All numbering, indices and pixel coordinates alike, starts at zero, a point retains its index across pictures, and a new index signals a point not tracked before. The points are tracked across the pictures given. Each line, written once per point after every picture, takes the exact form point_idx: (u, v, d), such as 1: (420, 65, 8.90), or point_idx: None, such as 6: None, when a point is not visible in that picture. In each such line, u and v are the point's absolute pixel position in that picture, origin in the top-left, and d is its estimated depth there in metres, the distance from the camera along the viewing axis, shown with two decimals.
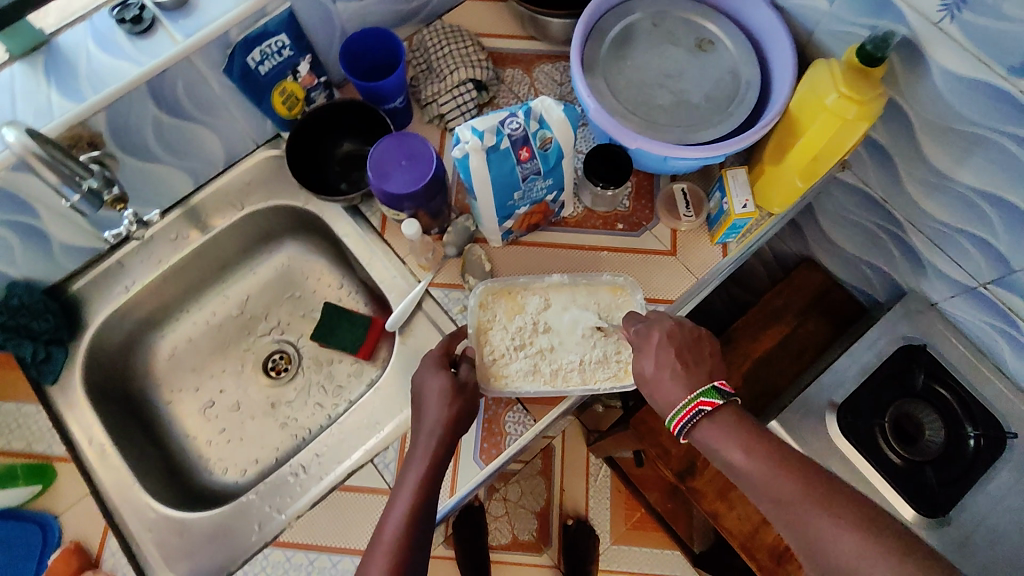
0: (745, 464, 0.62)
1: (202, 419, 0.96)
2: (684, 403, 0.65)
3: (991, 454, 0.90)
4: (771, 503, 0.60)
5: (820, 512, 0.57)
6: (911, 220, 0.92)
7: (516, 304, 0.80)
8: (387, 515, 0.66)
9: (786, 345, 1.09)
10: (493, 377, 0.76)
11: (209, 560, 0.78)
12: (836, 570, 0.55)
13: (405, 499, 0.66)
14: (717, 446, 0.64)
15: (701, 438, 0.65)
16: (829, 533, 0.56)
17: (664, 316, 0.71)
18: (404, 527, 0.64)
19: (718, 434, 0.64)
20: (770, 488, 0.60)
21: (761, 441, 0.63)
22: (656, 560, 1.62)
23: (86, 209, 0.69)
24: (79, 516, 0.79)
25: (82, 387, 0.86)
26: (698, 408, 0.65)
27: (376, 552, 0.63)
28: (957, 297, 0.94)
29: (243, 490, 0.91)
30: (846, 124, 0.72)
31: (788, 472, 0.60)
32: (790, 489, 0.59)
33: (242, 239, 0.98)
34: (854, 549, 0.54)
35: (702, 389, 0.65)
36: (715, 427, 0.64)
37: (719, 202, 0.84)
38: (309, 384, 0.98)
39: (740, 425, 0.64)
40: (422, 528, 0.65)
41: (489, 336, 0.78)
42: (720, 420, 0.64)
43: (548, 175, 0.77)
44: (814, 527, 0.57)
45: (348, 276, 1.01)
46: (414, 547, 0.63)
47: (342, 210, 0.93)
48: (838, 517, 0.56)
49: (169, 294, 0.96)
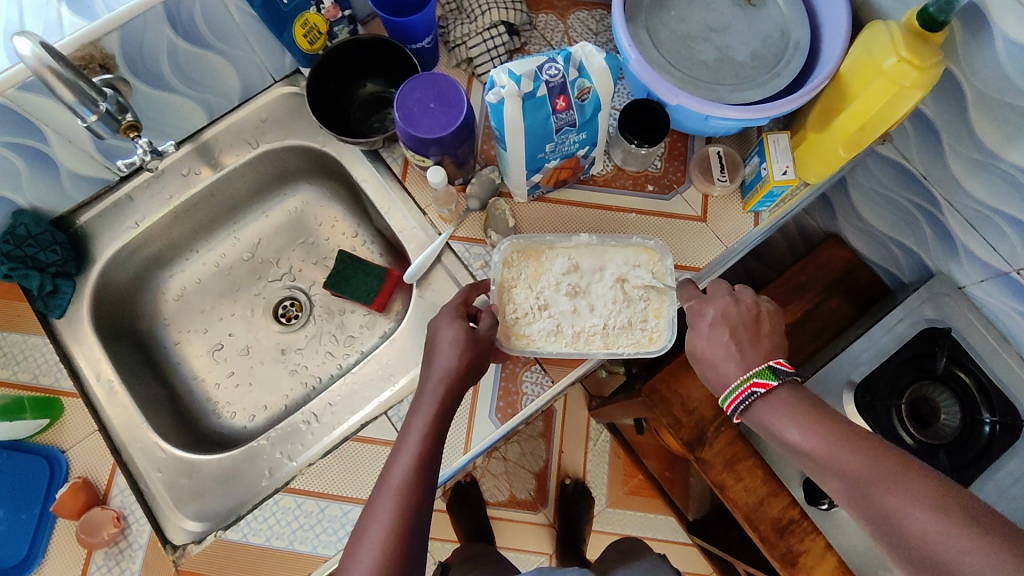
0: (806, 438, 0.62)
1: (211, 361, 0.94)
2: (739, 382, 0.66)
3: (1006, 442, 0.89)
4: (837, 480, 0.59)
5: (886, 485, 0.56)
6: (950, 199, 0.89)
7: (540, 261, 0.77)
8: (391, 463, 0.65)
9: (806, 321, 1.07)
10: (513, 335, 0.75)
11: (217, 503, 0.78)
12: (907, 545, 0.53)
13: (410, 447, 0.66)
14: (774, 423, 0.64)
15: (758, 416, 0.66)
16: (900, 505, 0.54)
17: (722, 290, 0.72)
18: (410, 475, 0.64)
19: (773, 411, 0.64)
20: (835, 463, 0.59)
21: (823, 417, 0.62)
22: (648, 524, 1.65)
23: (102, 130, 0.67)
24: (87, 451, 0.78)
25: (90, 322, 0.84)
26: (750, 389, 0.66)
27: (382, 500, 0.63)
28: (987, 282, 0.91)
29: (251, 434, 0.90)
30: (900, 92, 0.68)
31: (847, 445, 0.59)
32: (856, 463, 0.58)
33: (255, 179, 0.95)
34: (922, 522, 0.52)
35: (755, 370, 0.66)
36: (770, 405, 0.65)
37: (756, 167, 0.81)
38: (321, 332, 0.96)
39: (800, 403, 0.64)
40: (429, 475, 0.65)
41: (511, 293, 0.76)
42: (777, 400, 0.65)
43: (582, 128, 0.73)
44: (883, 497, 0.55)
45: (364, 224, 0.98)
46: (420, 494, 0.63)
47: (361, 155, 0.89)
48: (905, 488, 0.54)
49: (180, 232, 0.93)
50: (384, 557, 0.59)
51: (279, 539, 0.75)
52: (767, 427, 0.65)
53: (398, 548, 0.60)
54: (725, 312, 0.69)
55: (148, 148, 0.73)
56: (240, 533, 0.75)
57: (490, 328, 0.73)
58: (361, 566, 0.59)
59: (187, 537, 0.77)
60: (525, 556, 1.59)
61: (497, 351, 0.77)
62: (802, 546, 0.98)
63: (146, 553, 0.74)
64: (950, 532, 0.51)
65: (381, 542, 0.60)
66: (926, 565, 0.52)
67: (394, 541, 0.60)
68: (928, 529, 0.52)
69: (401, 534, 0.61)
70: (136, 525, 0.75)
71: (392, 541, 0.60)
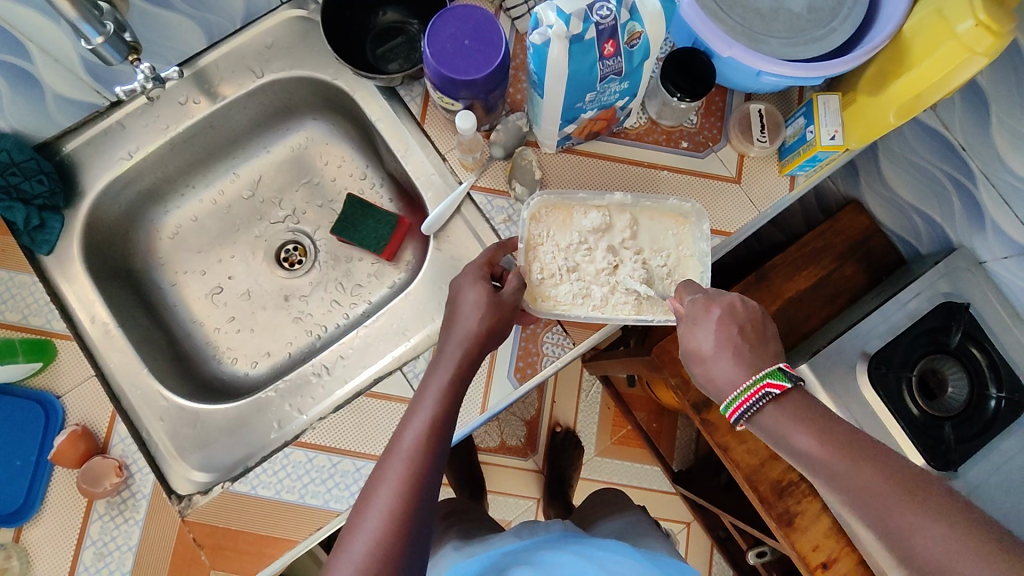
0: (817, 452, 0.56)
1: (210, 305, 0.89)
2: (748, 385, 0.60)
3: (1010, 417, 0.90)
4: (844, 495, 0.54)
5: (903, 505, 0.51)
6: (987, 173, 0.85)
7: (573, 221, 0.73)
8: (404, 427, 0.63)
9: (819, 288, 1.06)
10: (539, 297, 0.72)
11: (224, 454, 0.76)
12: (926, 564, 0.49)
13: (424, 410, 0.63)
14: (783, 431, 0.58)
15: (765, 425, 0.59)
16: (922, 530, 0.50)
17: (725, 291, 0.66)
18: (423, 439, 0.61)
19: (786, 418, 0.58)
20: (846, 478, 0.54)
21: (831, 425, 0.57)
22: (635, 474, 1.63)
23: (109, 55, 0.60)
24: (83, 398, 0.74)
25: (81, 260, 0.79)
26: (764, 390, 0.59)
27: (392, 463, 0.60)
28: (1010, 259, 0.90)
29: (254, 382, 0.86)
30: (970, 58, 0.63)
31: (863, 457, 0.54)
32: (875, 481, 0.52)
33: (257, 111, 0.87)
34: (943, 543, 0.48)
35: (767, 370, 0.60)
36: (781, 410, 0.59)
37: (801, 129, 0.77)
38: (326, 279, 0.91)
39: (808, 408, 0.58)
40: (443, 440, 0.62)
41: (538, 252, 0.72)
42: (789, 404, 0.59)
43: (627, 78, 0.67)
44: (900, 521, 0.51)
45: (373, 165, 0.91)
46: (434, 459, 0.60)
47: (376, 91, 0.82)
48: (932, 512, 0.50)
49: (175, 165, 0.86)
50: (392, 519, 0.56)
51: (290, 492, 0.73)
52: (773, 436, 0.59)
53: (407, 512, 0.57)
54: (733, 308, 0.64)
55: (149, 74, 0.66)
56: (249, 485, 0.73)
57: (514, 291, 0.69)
58: (368, 529, 0.56)
59: (193, 487, 0.75)
60: (507, 499, 1.59)
61: (521, 311, 0.74)
62: (799, 507, 0.99)
63: (151, 502, 0.72)
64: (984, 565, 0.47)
65: (390, 504, 0.57)
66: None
67: (404, 504, 0.57)
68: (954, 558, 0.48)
69: (411, 498, 0.57)
70: (139, 475, 0.72)
71: (400, 504, 0.57)
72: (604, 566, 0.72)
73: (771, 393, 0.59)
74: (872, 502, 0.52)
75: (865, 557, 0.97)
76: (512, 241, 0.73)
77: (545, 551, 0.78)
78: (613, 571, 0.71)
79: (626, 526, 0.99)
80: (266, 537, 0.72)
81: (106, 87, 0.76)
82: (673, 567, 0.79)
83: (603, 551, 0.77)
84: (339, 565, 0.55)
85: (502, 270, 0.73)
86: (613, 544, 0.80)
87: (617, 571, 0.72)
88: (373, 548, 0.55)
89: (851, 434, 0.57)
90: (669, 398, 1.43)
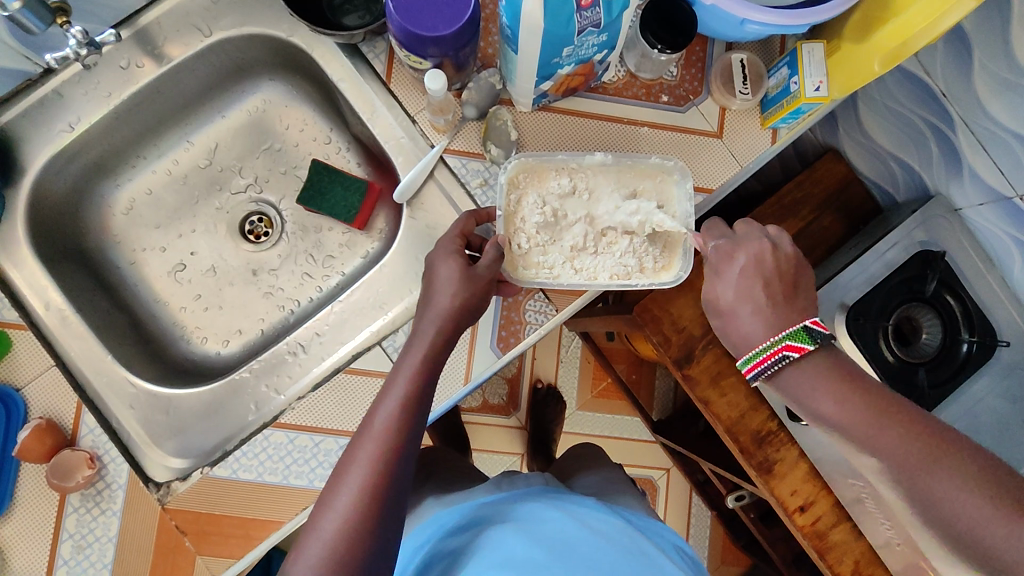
0: (838, 411, 0.60)
1: (173, 282, 0.85)
2: (767, 345, 0.63)
3: (981, 359, 0.93)
4: (870, 454, 0.58)
5: (925, 468, 0.55)
6: (966, 120, 0.84)
7: (552, 189, 0.70)
8: (376, 407, 0.61)
9: (797, 240, 1.05)
10: (521, 265, 0.69)
11: (201, 439, 0.74)
12: (945, 517, 0.54)
13: (396, 389, 0.62)
14: (804, 394, 0.62)
15: (785, 384, 0.63)
16: (944, 484, 0.54)
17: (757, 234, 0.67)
18: (397, 417, 0.60)
19: (806, 381, 0.62)
20: (868, 436, 0.58)
21: (857, 387, 0.60)
22: (616, 425, 1.65)
23: (31, 24, 0.57)
24: (47, 389, 0.70)
25: (29, 242, 0.73)
26: (782, 352, 0.62)
27: (365, 442, 0.59)
28: (985, 206, 0.90)
29: (227, 360, 0.83)
30: (959, 4, 0.60)
31: (894, 422, 0.58)
32: (893, 442, 0.57)
33: (208, 73, 0.81)
34: (963, 503, 0.53)
35: (790, 332, 0.62)
36: (800, 373, 0.62)
37: (785, 80, 0.74)
38: (295, 251, 0.87)
39: (835, 372, 0.62)
40: (415, 419, 0.61)
41: (515, 224, 0.69)
42: (808, 368, 0.62)
43: (605, 30, 0.63)
44: (927, 480, 0.55)
45: (338, 128, 0.86)
46: (407, 438, 0.59)
47: (337, 49, 0.76)
48: (948, 468, 0.54)
49: (123, 135, 0.80)
50: (362, 498, 0.56)
51: (273, 474, 0.71)
52: (795, 396, 0.63)
53: (379, 490, 0.56)
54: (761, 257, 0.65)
55: (82, 39, 0.62)
56: (230, 469, 0.71)
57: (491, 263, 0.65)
58: (339, 506, 0.56)
59: (171, 474, 0.72)
60: (491, 456, 1.60)
61: (501, 281, 0.72)
62: (777, 454, 1.01)
63: (128, 493, 0.70)
64: (994, 524, 0.51)
65: (360, 482, 0.56)
66: (959, 536, 0.54)
67: (376, 481, 0.56)
68: (969, 513, 0.52)
69: (384, 478, 0.57)
70: (113, 466, 0.70)
71: (372, 482, 0.56)
72: (585, 521, 0.73)
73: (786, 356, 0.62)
74: (896, 462, 0.57)
75: (840, 499, 1.00)
76: (490, 212, 0.71)
77: (522, 505, 0.77)
78: (597, 531, 0.72)
79: (601, 481, 0.97)
80: (251, 520, 0.70)
81: (35, 52, 0.69)
82: (638, 524, 0.80)
83: (581, 505, 0.77)
84: (310, 540, 0.55)
85: (482, 241, 0.71)
86: (588, 500, 0.80)
87: (604, 529, 0.73)
88: (343, 526, 0.54)
89: (879, 396, 0.60)
90: (647, 351, 1.44)
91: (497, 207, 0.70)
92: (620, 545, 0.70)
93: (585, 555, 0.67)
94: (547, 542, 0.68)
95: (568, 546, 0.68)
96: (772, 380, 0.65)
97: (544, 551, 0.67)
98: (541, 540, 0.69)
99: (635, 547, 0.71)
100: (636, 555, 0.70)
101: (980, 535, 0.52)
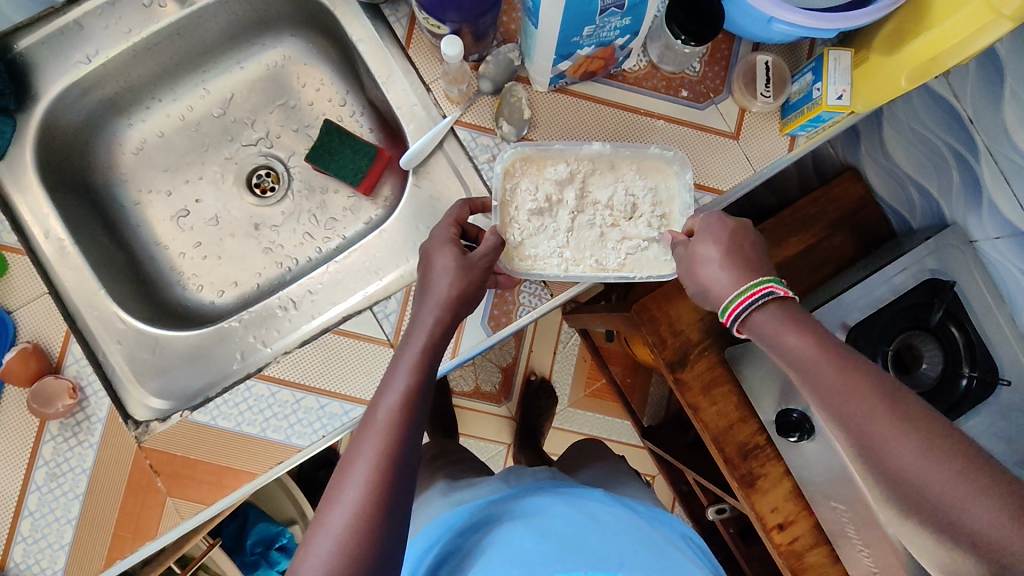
0: (812, 358, 0.54)
1: (175, 227, 0.85)
2: (741, 291, 0.57)
3: (978, 396, 0.91)
4: (831, 408, 0.53)
5: (885, 422, 0.51)
6: (991, 148, 0.82)
7: (547, 178, 0.69)
8: (378, 400, 0.59)
9: (806, 256, 1.03)
10: (516, 256, 0.69)
11: (184, 383, 0.74)
12: (894, 472, 0.50)
13: (397, 382, 0.60)
14: (772, 334, 0.56)
15: (756, 326, 0.57)
16: (898, 442, 0.50)
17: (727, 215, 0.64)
18: (399, 410, 0.58)
19: (776, 322, 0.56)
20: (833, 389, 0.53)
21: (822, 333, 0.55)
22: (606, 426, 1.64)
23: None
24: (37, 315, 0.71)
25: (35, 168, 0.74)
26: (769, 290, 0.57)
27: (368, 436, 0.57)
28: (1002, 239, 0.88)
29: (220, 310, 0.83)
30: (995, 22, 0.59)
31: (861, 372, 0.53)
32: (858, 396, 0.52)
33: (231, 21, 0.81)
34: (914, 456, 0.50)
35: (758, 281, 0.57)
36: (771, 316, 0.56)
37: (808, 86, 0.73)
38: (299, 210, 0.87)
39: (803, 316, 0.56)
40: (419, 411, 0.59)
41: (513, 212, 0.69)
42: (784, 309, 0.56)
43: (628, 13, 0.62)
44: (881, 437, 0.51)
45: (354, 92, 0.86)
46: (410, 431, 0.57)
47: (360, 9, 0.76)
48: (906, 426, 0.51)
49: (140, 74, 0.80)
50: (371, 494, 0.53)
51: (251, 426, 0.71)
52: (764, 339, 0.57)
53: (386, 485, 0.54)
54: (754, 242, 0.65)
55: None
56: (209, 415, 0.71)
57: (486, 253, 0.65)
58: (346, 502, 0.53)
59: (150, 414, 0.73)
60: (478, 442, 1.60)
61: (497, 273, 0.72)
62: (762, 469, 0.99)
63: (105, 427, 0.70)
64: (946, 480, 0.49)
65: (367, 476, 0.54)
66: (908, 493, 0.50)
67: (383, 476, 0.54)
68: (923, 472, 0.49)
69: (390, 472, 0.55)
70: (94, 398, 0.70)
71: (380, 477, 0.54)
72: (593, 515, 0.72)
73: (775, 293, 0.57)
74: (853, 419, 0.52)
75: (820, 522, 0.98)
76: (485, 200, 0.70)
77: (525, 500, 0.76)
78: (603, 523, 0.71)
79: (596, 474, 0.96)
80: (224, 468, 0.71)
81: None
82: (650, 514, 0.79)
83: (589, 498, 0.76)
84: (318, 537, 0.52)
85: (477, 231, 0.71)
86: (595, 492, 0.79)
87: (608, 521, 0.72)
88: (352, 522, 0.52)
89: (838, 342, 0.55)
90: (644, 355, 1.42)
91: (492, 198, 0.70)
92: (629, 537, 0.70)
93: (594, 547, 0.66)
94: (553, 534, 0.68)
95: (574, 539, 0.67)
96: (747, 324, 0.58)
97: (554, 546, 0.66)
98: (548, 535, 0.68)
99: (641, 536, 0.71)
100: (645, 545, 0.69)
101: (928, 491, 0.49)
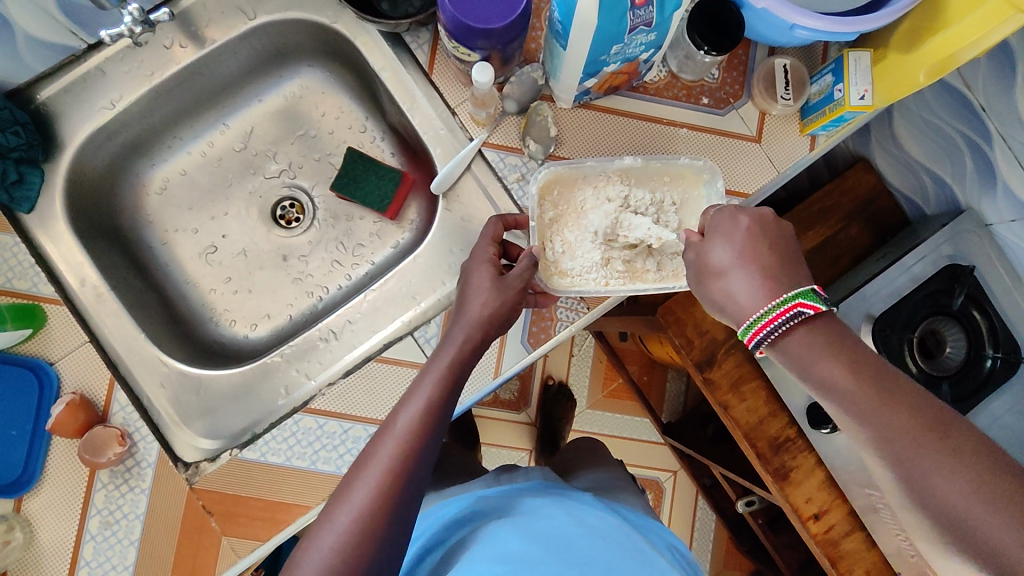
0: (840, 381, 0.53)
1: (204, 264, 0.85)
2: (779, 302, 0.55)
3: (1003, 376, 0.92)
4: (864, 429, 0.53)
5: (923, 449, 0.50)
6: (1004, 133, 0.84)
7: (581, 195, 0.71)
8: (399, 408, 0.59)
9: (823, 249, 1.04)
10: (556, 274, 0.70)
11: (230, 422, 0.75)
12: (932, 500, 0.50)
13: (421, 393, 0.60)
14: (806, 360, 0.55)
15: (788, 348, 0.56)
16: (938, 467, 0.49)
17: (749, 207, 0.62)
18: (420, 420, 0.58)
19: (810, 347, 0.55)
20: (873, 414, 0.52)
21: (855, 351, 0.54)
22: (626, 425, 1.65)
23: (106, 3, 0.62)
24: (79, 364, 0.70)
25: (66, 217, 0.74)
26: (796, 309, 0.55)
27: (385, 441, 0.57)
28: (1017, 222, 0.90)
29: (255, 344, 0.83)
30: (1012, 17, 0.60)
31: (902, 400, 0.52)
32: (900, 422, 0.51)
33: (249, 56, 0.81)
34: (960, 488, 0.48)
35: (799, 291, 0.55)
36: (804, 338, 0.55)
37: (828, 87, 0.74)
38: (325, 238, 0.87)
39: (834, 334, 0.55)
40: (439, 424, 0.59)
41: (551, 230, 0.71)
42: (818, 330, 0.55)
43: (655, 29, 0.63)
44: (922, 463, 0.50)
45: (374, 117, 0.86)
46: (427, 441, 0.58)
47: (380, 38, 0.76)
48: (953, 453, 0.49)
49: (161, 115, 0.80)
50: (378, 497, 0.54)
51: (301, 459, 0.71)
52: (796, 363, 0.56)
53: (395, 490, 0.55)
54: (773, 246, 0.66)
55: (137, 16, 0.66)
56: (258, 452, 0.71)
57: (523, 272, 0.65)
58: (354, 502, 0.54)
59: (199, 454, 0.73)
60: (500, 451, 1.60)
61: (537, 292, 0.73)
62: (794, 462, 1.00)
63: (156, 471, 0.70)
64: (982, 507, 0.47)
65: (378, 479, 0.55)
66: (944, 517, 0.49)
67: (393, 480, 0.55)
68: (964, 500, 0.48)
69: (401, 477, 0.55)
70: (143, 443, 0.70)
71: (389, 482, 0.55)
72: (579, 516, 0.71)
73: (804, 314, 0.54)
74: (887, 441, 0.51)
75: (855, 508, 0.99)
76: (517, 217, 0.71)
77: (523, 498, 0.76)
78: (591, 524, 0.70)
79: (614, 477, 0.97)
80: (277, 503, 0.71)
81: (82, 28, 0.70)
82: (635, 521, 0.80)
83: (578, 500, 0.76)
84: (323, 531, 0.53)
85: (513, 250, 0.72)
86: (587, 496, 0.79)
87: (596, 524, 0.71)
88: (358, 521, 0.53)
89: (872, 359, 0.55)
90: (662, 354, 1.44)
91: (529, 215, 0.71)
92: (618, 542, 0.68)
93: (581, 548, 0.65)
94: (546, 536, 0.67)
95: (564, 542, 0.66)
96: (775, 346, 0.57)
97: (541, 548, 0.65)
98: (535, 535, 0.67)
99: (628, 542, 0.69)
100: (633, 554, 0.67)
101: (965, 520, 0.48)
